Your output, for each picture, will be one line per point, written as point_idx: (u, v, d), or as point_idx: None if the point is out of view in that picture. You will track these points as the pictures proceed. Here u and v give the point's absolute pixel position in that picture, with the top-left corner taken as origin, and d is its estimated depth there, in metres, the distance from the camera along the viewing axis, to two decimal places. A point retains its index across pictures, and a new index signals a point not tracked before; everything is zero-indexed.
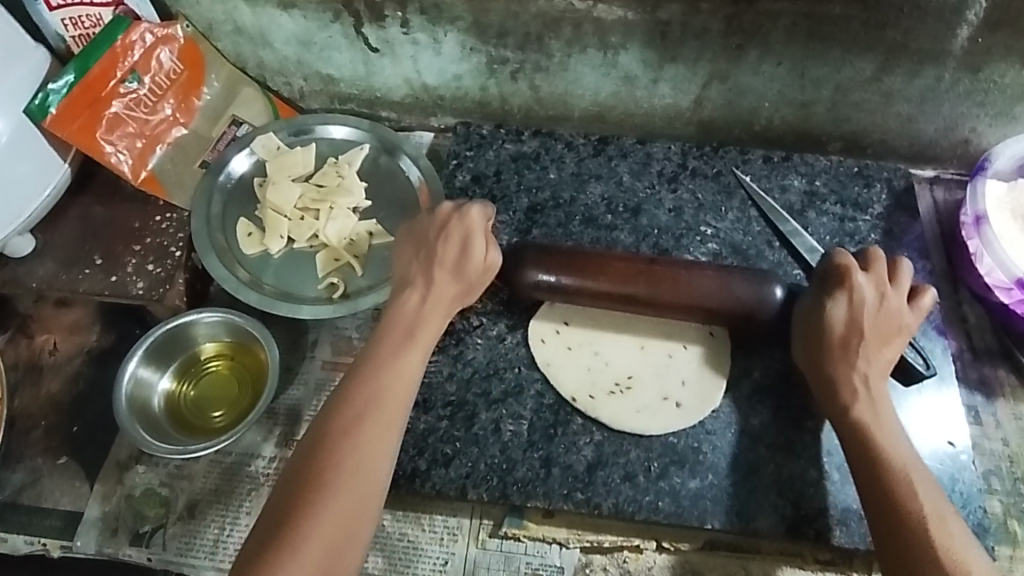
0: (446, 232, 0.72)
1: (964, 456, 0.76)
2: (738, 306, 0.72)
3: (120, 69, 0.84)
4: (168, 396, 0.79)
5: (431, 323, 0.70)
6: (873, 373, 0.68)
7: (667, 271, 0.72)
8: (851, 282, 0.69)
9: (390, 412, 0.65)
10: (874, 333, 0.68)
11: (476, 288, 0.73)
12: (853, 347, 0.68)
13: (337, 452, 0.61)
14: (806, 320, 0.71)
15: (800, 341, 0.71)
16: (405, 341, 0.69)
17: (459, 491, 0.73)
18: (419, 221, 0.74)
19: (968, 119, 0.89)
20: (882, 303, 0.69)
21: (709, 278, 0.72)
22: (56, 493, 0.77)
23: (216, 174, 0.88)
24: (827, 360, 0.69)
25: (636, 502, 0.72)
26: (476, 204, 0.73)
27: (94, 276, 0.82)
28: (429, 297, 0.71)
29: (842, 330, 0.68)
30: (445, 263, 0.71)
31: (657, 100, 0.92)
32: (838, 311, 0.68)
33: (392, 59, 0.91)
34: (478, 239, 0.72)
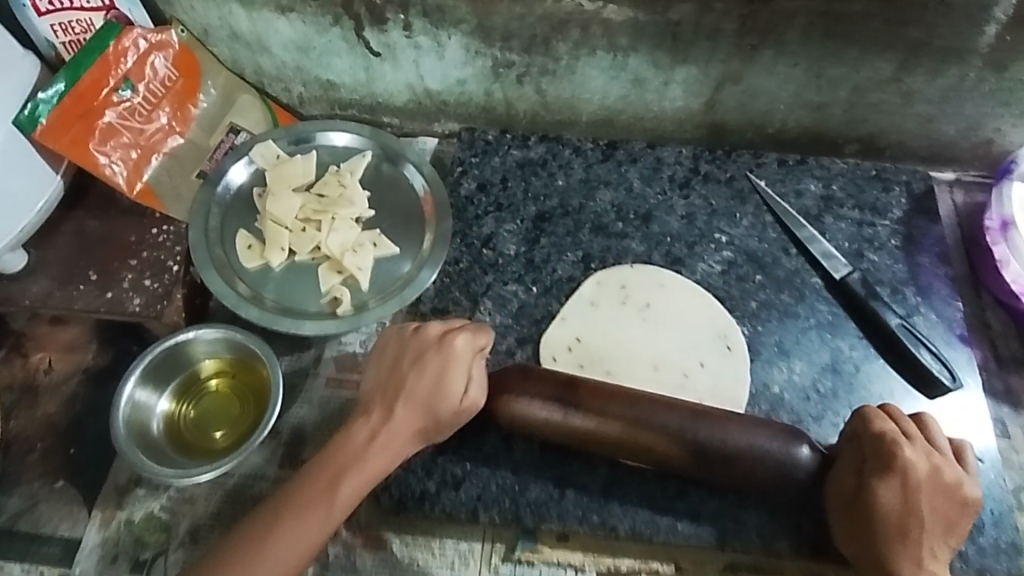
0: (420, 364, 0.67)
1: (992, 473, 0.74)
2: (763, 464, 0.64)
3: (113, 77, 0.81)
4: (168, 419, 0.77)
5: (374, 463, 0.64)
6: (937, 565, 0.61)
7: (684, 416, 0.65)
8: (901, 460, 0.62)
9: (294, 553, 0.60)
10: (932, 516, 0.62)
11: (442, 430, 0.67)
12: (912, 538, 0.61)
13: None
14: (846, 503, 0.64)
15: (846, 530, 0.64)
16: (334, 480, 0.63)
17: (470, 514, 0.70)
18: (402, 341, 0.69)
19: (991, 120, 0.86)
20: (935, 476, 0.63)
21: (732, 428, 0.65)
22: (53, 520, 0.74)
23: (213, 187, 0.85)
24: (888, 557, 0.61)
25: (654, 524, 0.69)
26: (464, 332, 0.69)
27: (89, 293, 0.79)
28: (381, 432, 0.65)
29: (897, 517, 0.61)
30: (413, 394, 0.66)
31: (667, 103, 0.89)
32: (889, 493, 0.61)
33: (394, 64, 0.88)
34: (457, 373, 0.67)
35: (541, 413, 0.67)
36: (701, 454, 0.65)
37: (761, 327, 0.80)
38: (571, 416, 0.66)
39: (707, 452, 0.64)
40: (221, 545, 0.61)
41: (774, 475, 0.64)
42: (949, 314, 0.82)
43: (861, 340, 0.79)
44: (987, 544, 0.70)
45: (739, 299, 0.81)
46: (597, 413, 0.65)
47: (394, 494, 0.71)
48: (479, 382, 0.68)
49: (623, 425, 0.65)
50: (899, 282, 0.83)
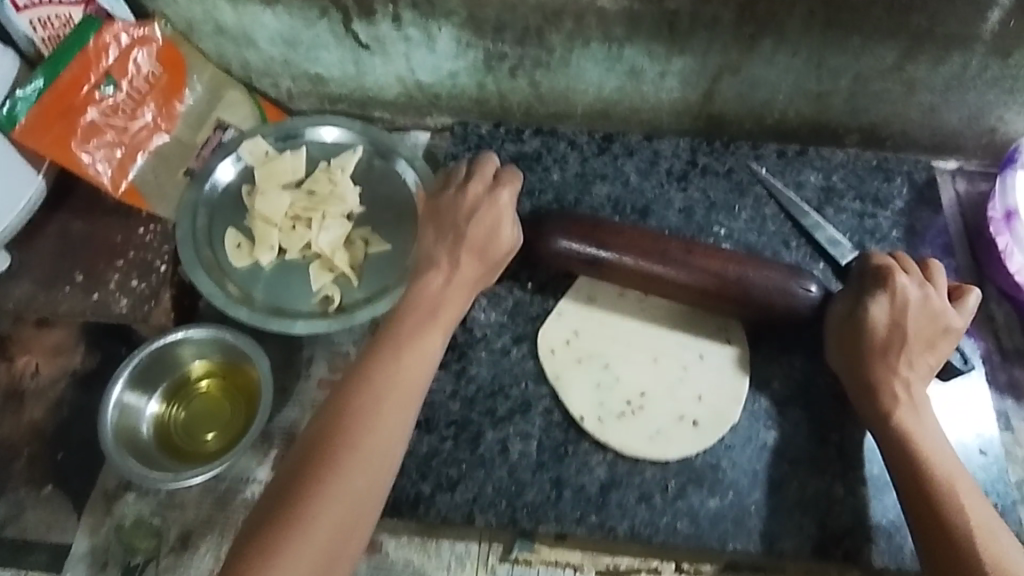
0: (476, 215, 0.70)
1: (996, 467, 0.72)
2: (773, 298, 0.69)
3: (94, 74, 0.79)
4: (158, 422, 0.75)
5: (454, 301, 0.68)
6: (914, 376, 0.66)
7: (706, 254, 0.70)
8: (893, 283, 0.67)
9: (397, 402, 0.62)
10: (917, 337, 0.66)
11: (498, 270, 0.72)
12: (894, 349, 0.66)
13: (347, 443, 0.58)
14: (842, 322, 0.68)
15: (835, 342, 0.69)
16: (427, 317, 0.67)
17: (466, 517, 0.69)
18: (449, 198, 0.72)
19: (995, 108, 0.84)
20: (926, 308, 0.66)
21: (756, 267, 0.69)
22: (41, 526, 0.73)
23: (200, 185, 0.83)
24: (867, 365, 0.66)
25: (653, 525, 0.68)
26: (508, 185, 0.72)
27: (74, 296, 0.77)
28: (454, 277, 0.69)
29: (882, 332, 0.66)
30: (473, 243, 0.69)
31: (664, 94, 0.87)
32: (878, 312, 0.66)
33: (384, 58, 0.86)
34: (508, 221, 0.70)
35: (574, 251, 0.71)
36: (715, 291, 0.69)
37: None
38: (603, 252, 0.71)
39: (728, 286, 0.69)
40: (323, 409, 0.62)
41: (787, 306, 0.69)
42: None
43: None
44: None
45: None
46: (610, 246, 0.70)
47: (389, 498, 0.69)
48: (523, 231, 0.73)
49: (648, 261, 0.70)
50: None
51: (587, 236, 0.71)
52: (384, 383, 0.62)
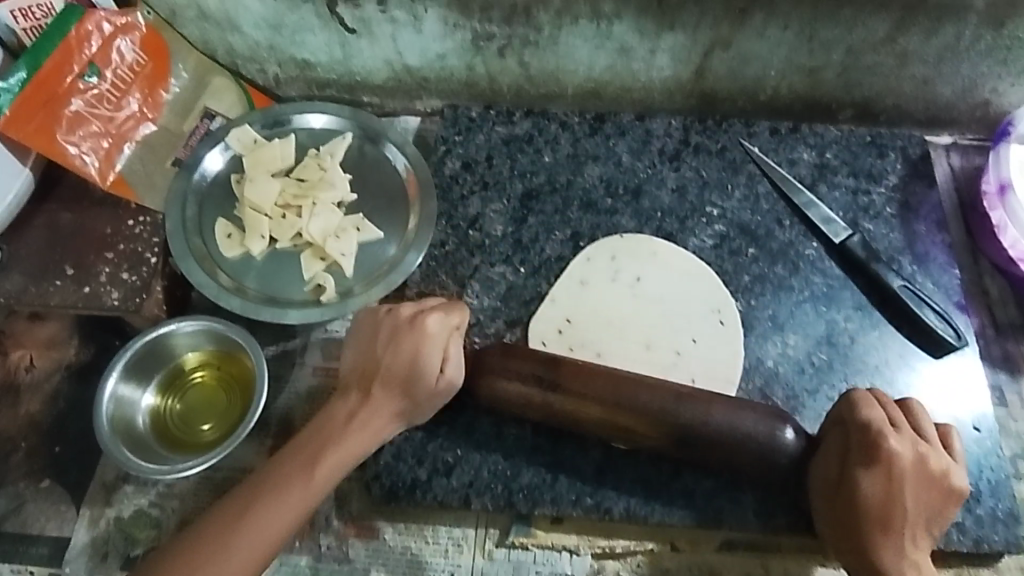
0: (396, 341, 0.66)
1: (990, 441, 0.72)
2: (733, 434, 0.63)
3: (77, 63, 0.78)
4: (154, 413, 0.75)
5: (356, 438, 0.63)
6: (919, 553, 0.61)
7: (659, 390, 0.64)
8: (887, 450, 0.61)
9: (263, 531, 0.59)
10: (915, 507, 0.61)
11: (425, 405, 0.66)
12: (894, 526, 0.60)
13: (193, 571, 0.58)
14: (830, 493, 0.63)
15: (827, 512, 0.63)
16: (319, 450, 0.63)
17: (462, 501, 0.69)
18: (374, 323, 0.68)
19: (989, 79, 0.83)
20: (919, 469, 0.61)
21: (718, 407, 0.64)
22: (41, 518, 0.73)
23: (189, 175, 0.83)
24: (870, 548, 0.60)
25: (649, 505, 0.69)
26: (436, 310, 0.67)
27: (66, 289, 0.76)
28: (361, 411, 0.65)
29: (880, 507, 0.60)
30: (390, 375, 0.65)
31: (655, 73, 0.86)
32: (871, 483, 0.60)
33: (370, 40, 0.85)
34: (433, 349, 0.66)
35: (516, 392, 0.66)
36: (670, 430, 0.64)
37: (755, 301, 0.78)
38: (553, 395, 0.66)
39: (692, 434, 0.64)
40: (197, 521, 0.61)
41: (758, 460, 0.63)
42: (948, 281, 0.80)
43: (856, 309, 0.78)
44: (983, 513, 0.70)
45: (732, 273, 0.80)
46: (566, 390, 0.65)
47: (385, 484, 0.70)
48: (457, 358, 0.67)
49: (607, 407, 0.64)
50: (895, 251, 0.81)
51: (533, 379, 0.66)
52: (258, 509, 0.60)
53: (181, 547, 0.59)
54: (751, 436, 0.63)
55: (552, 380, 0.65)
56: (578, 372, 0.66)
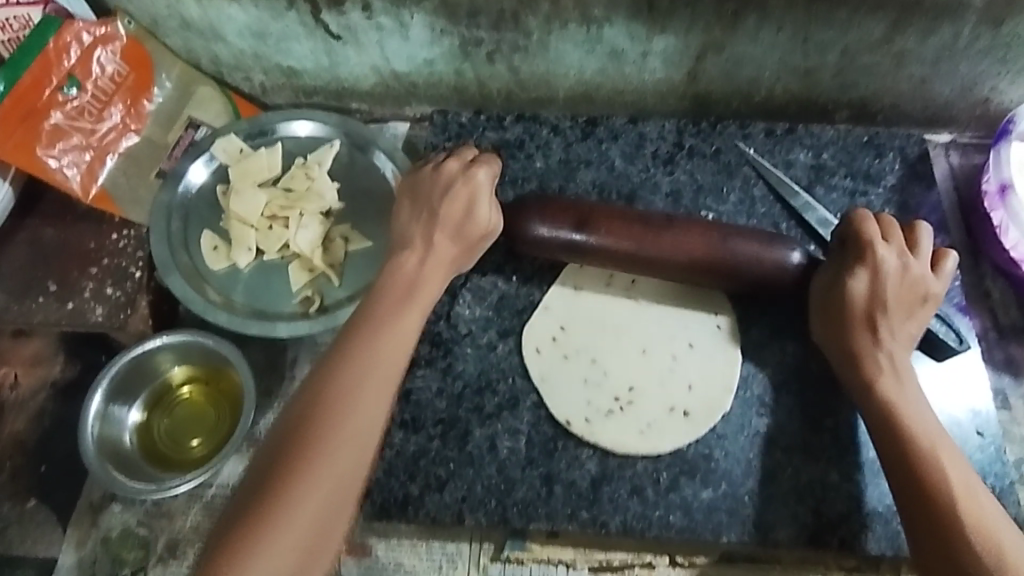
0: (451, 193, 0.68)
1: (993, 447, 0.71)
2: (755, 266, 0.67)
3: (56, 76, 0.76)
4: (141, 431, 0.74)
5: (433, 280, 0.67)
6: (898, 346, 0.64)
7: (688, 229, 0.68)
8: (873, 254, 0.64)
9: (371, 395, 0.60)
10: (898, 309, 0.64)
11: (476, 251, 0.69)
12: (876, 320, 0.63)
13: (311, 442, 0.56)
14: (821, 298, 0.66)
15: (818, 314, 0.67)
16: (408, 294, 0.65)
17: (456, 517, 0.68)
18: (421, 176, 0.70)
19: (988, 78, 0.82)
20: (906, 274, 0.64)
21: (739, 238, 0.67)
22: (26, 540, 0.72)
23: (173, 188, 0.81)
24: (849, 341, 0.64)
25: (646, 518, 0.67)
26: (484, 164, 0.70)
27: (49, 306, 0.75)
28: (429, 258, 0.67)
29: (863, 305, 0.64)
30: (445, 222, 0.68)
31: (648, 75, 0.85)
32: (861, 284, 0.64)
33: (357, 48, 0.83)
34: (484, 199, 0.68)
35: (549, 236, 0.69)
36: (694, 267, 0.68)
37: None
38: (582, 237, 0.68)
39: (716, 260, 0.67)
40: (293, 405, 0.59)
41: (765, 279, 0.68)
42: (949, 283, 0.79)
43: None
44: None
45: None
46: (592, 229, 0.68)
47: (377, 501, 0.68)
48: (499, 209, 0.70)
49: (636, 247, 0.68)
50: None
51: (562, 220, 0.69)
52: (357, 378, 0.60)
53: (290, 429, 0.57)
54: (770, 263, 0.67)
55: (580, 218, 0.68)
56: (606, 213, 0.69)
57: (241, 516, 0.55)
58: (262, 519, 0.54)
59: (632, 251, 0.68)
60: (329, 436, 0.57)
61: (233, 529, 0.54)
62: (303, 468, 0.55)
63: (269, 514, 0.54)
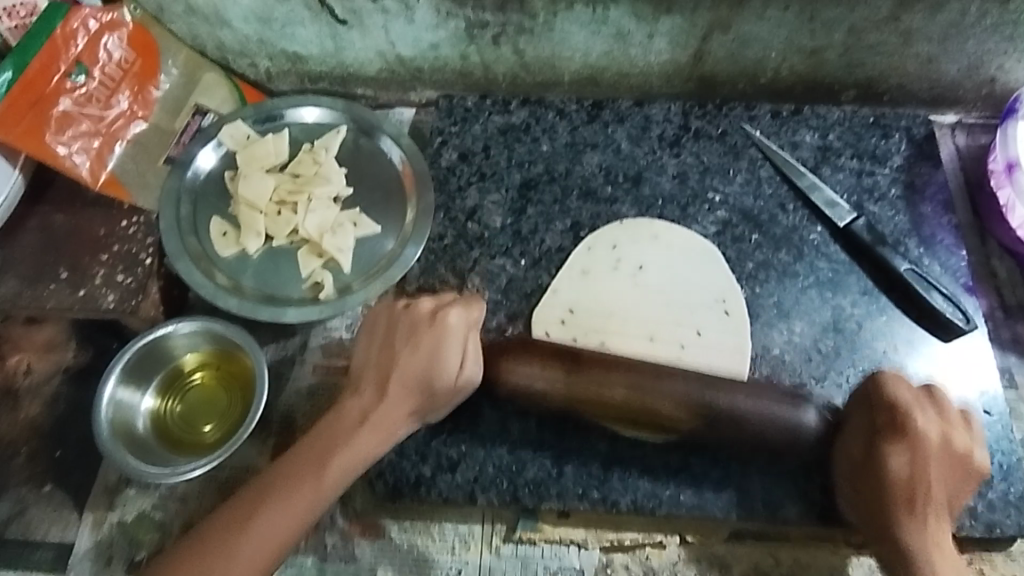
0: (415, 340, 0.65)
1: (1001, 424, 0.71)
2: (759, 424, 0.63)
3: (64, 62, 0.76)
4: (154, 416, 0.75)
5: (368, 439, 0.61)
6: (941, 529, 0.59)
7: (691, 381, 0.64)
8: (912, 429, 0.60)
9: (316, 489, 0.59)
10: (941, 487, 0.60)
11: (441, 404, 0.64)
12: (919, 502, 0.59)
13: (251, 511, 0.59)
14: (855, 473, 0.62)
15: (855, 492, 0.62)
16: (347, 435, 0.62)
17: (467, 497, 0.68)
18: (392, 314, 0.67)
19: (995, 56, 0.82)
20: (945, 447, 0.61)
21: (741, 394, 0.63)
22: (44, 524, 0.73)
23: (181, 173, 0.81)
24: (893, 524, 0.59)
25: (656, 497, 0.68)
26: (456, 306, 0.67)
27: (61, 292, 0.75)
28: (376, 410, 0.63)
29: (906, 487, 0.59)
30: (405, 373, 0.64)
31: (653, 57, 0.85)
32: (899, 461, 0.60)
33: (362, 31, 0.83)
34: (452, 346, 0.64)
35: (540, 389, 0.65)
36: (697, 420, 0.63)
37: (759, 289, 0.77)
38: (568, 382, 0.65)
39: (716, 418, 0.63)
40: (227, 501, 0.61)
41: (779, 438, 0.63)
42: (956, 263, 0.79)
43: (863, 294, 0.77)
44: (995, 498, 0.69)
45: (736, 261, 0.78)
46: (591, 383, 0.64)
47: (389, 482, 0.69)
48: (476, 358, 0.65)
49: (628, 404, 0.64)
50: (901, 233, 0.80)
51: (563, 373, 0.65)
52: (312, 463, 0.60)
53: (230, 505, 0.60)
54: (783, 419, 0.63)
55: (582, 375, 0.65)
56: (610, 370, 0.65)
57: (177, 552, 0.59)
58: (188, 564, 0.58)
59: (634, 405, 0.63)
60: (267, 513, 0.58)
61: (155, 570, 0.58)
62: (223, 546, 0.58)
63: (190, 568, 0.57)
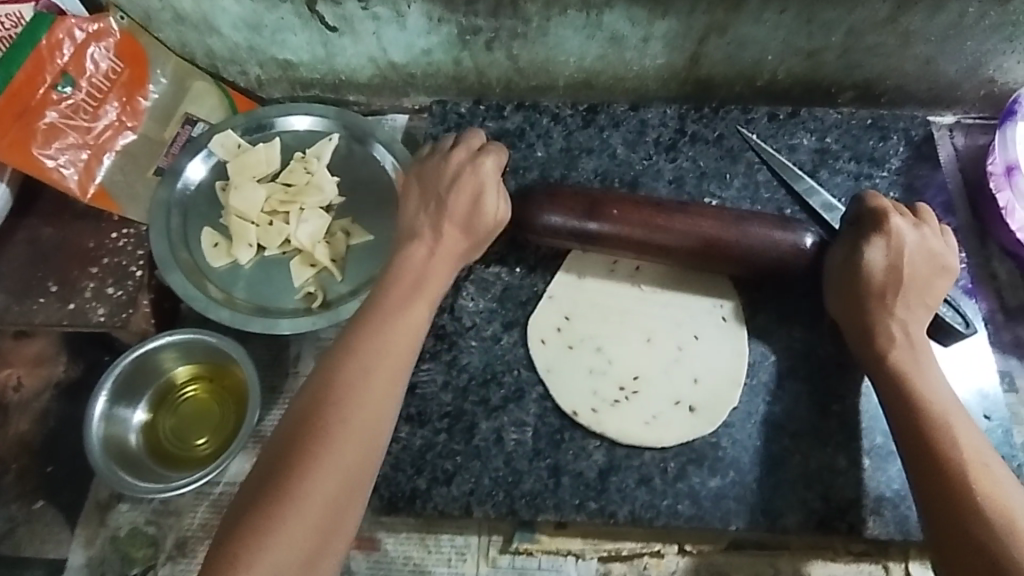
0: (458, 184, 0.68)
1: (1001, 429, 0.71)
2: (761, 252, 0.68)
3: (50, 73, 0.76)
4: (147, 430, 0.74)
5: (439, 270, 0.66)
6: (912, 318, 0.63)
7: (696, 213, 0.68)
8: (888, 224, 0.64)
9: (381, 387, 0.58)
10: (915, 281, 0.63)
11: (484, 243, 0.69)
12: (891, 293, 0.63)
13: (316, 430, 0.54)
14: (836, 270, 0.66)
15: (834, 288, 0.66)
16: (412, 289, 0.64)
17: (464, 510, 0.68)
18: (428, 166, 0.70)
19: (994, 57, 0.81)
20: (920, 246, 0.64)
21: (751, 225, 0.68)
22: (36, 540, 0.72)
23: (171, 184, 0.80)
24: (864, 312, 0.64)
25: (655, 507, 0.67)
26: (490, 154, 0.69)
27: (50, 306, 0.75)
28: (435, 248, 0.67)
29: (880, 276, 0.63)
30: (454, 216, 0.67)
31: (648, 61, 0.84)
32: (877, 255, 0.63)
33: (353, 38, 0.82)
34: (491, 192, 0.68)
35: (565, 226, 0.69)
36: (701, 248, 0.68)
37: None
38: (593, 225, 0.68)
39: (725, 246, 0.68)
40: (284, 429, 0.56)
41: (782, 263, 0.68)
42: None
43: None
44: None
45: None
46: (608, 215, 0.68)
47: (384, 495, 0.68)
48: (507, 200, 0.70)
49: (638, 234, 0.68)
50: None
51: (586, 211, 0.69)
52: (360, 372, 0.57)
53: (292, 425, 0.55)
54: (789, 247, 0.68)
55: (601, 206, 0.69)
56: (619, 197, 0.69)
57: (253, 502, 0.52)
58: (262, 511, 0.51)
59: (641, 237, 0.68)
60: (339, 434, 0.54)
61: (234, 528, 0.51)
62: (299, 469, 0.53)
63: (269, 508, 0.51)
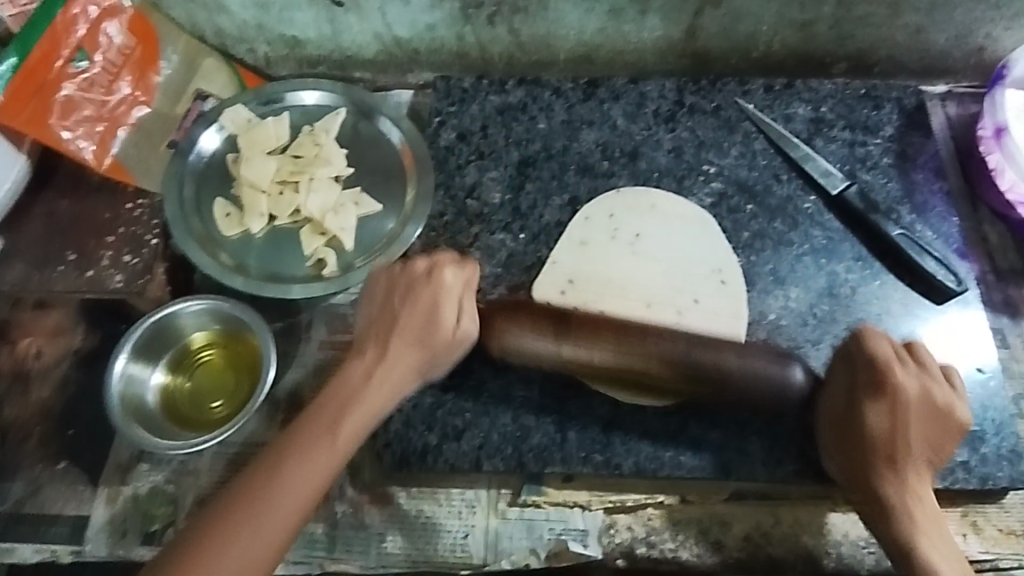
0: (413, 296, 0.66)
1: (994, 382, 0.73)
2: (734, 378, 0.65)
3: (66, 48, 0.76)
4: (163, 391, 0.76)
5: (375, 397, 0.63)
6: (920, 483, 0.62)
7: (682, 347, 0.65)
8: (890, 382, 0.62)
9: (290, 498, 0.58)
10: (920, 442, 0.62)
11: (441, 360, 0.66)
12: (898, 458, 0.61)
13: (223, 535, 0.56)
14: (834, 422, 0.65)
15: (834, 444, 0.65)
16: (336, 419, 0.62)
17: (474, 464, 0.70)
18: (391, 277, 0.68)
19: (982, 25, 0.83)
20: (925, 400, 0.62)
21: (730, 351, 0.65)
22: (58, 501, 0.74)
23: (185, 156, 0.83)
24: (872, 476, 0.61)
25: (658, 459, 0.69)
26: (451, 265, 0.68)
27: (68, 275, 0.77)
28: (376, 368, 0.64)
29: (885, 441, 0.61)
30: (404, 329, 0.65)
31: (646, 34, 0.86)
32: (878, 417, 0.62)
33: (359, 14, 0.84)
34: (448, 303, 0.66)
35: (531, 349, 0.66)
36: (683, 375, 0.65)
37: (755, 257, 0.78)
38: (560, 348, 0.66)
39: (704, 374, 0.65)
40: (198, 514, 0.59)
41: (760, 395, 0.65)
42: (948, 228, 0.80)
43: (857, 261, 0.78)
44: (989, 451, 0.70)
45: (732, 232, 0.80)
46: (579, 337, 0.66)
47: (396, 451, 0.71)
48: (471, 317, 0.67)
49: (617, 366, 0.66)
50: (893, 201, 0.81)
51: (553, 334, 0.66)
52: (270, 481, 0.58)
53: (199, 520, 0.58)
54: (768, 379, 0.65)
55: (572, 331, 0.66)
56: (596, 322, 0.67)
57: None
58: None
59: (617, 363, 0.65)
60: (240, 544, 0.56)
61: None
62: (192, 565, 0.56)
63: None
